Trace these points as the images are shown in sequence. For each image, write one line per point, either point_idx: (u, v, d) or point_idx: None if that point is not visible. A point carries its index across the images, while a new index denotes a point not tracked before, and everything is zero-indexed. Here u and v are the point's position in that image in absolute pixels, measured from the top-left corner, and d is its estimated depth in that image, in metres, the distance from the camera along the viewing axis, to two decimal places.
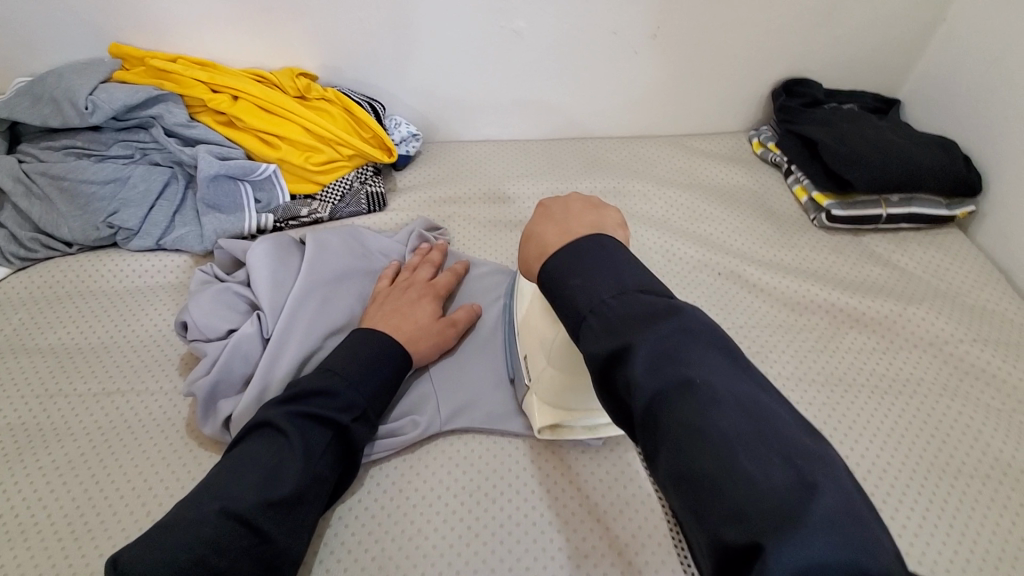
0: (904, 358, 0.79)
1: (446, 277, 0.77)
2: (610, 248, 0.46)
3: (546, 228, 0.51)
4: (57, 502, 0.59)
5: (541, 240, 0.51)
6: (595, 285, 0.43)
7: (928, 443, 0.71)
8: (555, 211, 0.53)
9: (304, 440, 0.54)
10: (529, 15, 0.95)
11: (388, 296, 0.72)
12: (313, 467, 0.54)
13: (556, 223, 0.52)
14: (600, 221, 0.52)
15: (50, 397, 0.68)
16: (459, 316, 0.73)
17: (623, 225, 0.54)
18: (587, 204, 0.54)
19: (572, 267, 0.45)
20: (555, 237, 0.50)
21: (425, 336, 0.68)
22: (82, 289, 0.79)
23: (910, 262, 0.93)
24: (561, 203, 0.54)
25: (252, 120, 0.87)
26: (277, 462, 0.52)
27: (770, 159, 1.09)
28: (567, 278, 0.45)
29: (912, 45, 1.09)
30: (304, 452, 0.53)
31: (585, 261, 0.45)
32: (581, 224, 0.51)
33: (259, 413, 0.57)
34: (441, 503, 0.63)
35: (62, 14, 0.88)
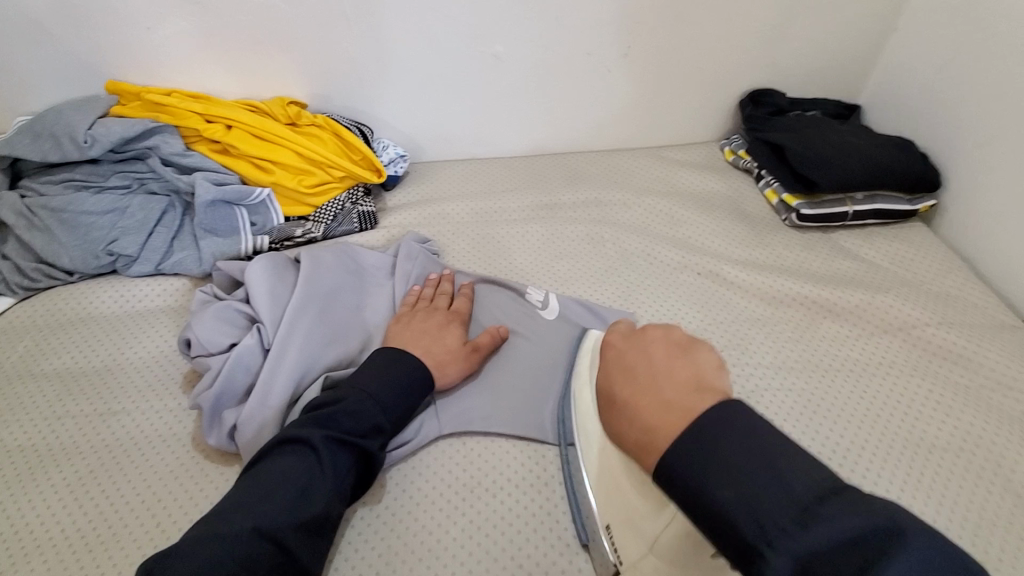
0: (877, 344, 0.84)
1: (462, 301, 0.80)
2: (741, 419, 0.44)
3: (645, 400, 0.51)
4: (68, 518, 0.61)
5: (646, 421, 0.50)
6: (749, 471, 0.41)
7: (903, 422, 0.75)
8: (642, 371, 0.54)
9: (334, 463, 0.56)
10: (507, 40, 1.01)
11: (414, 320, 0.75)
12: (339, 486, 0.56)
13: (651, 386, 0.52)
14: (700, 377, 0.50)
15: (57, 419, 0.69)
16: (484, 339, 0.76)
17: (721, 367, 0.52)
18: (674, 349, 0.55)
19: (705, 454, 0.43)
20: (671, 420, 0.47)
21: (454, 361, 0.71)
22: (85, 315, 0.81)
23: (878, 254, 0.98)
24: (643, 355, 0.56)
25: (246, 147, 0.91)
26: (307, 484, 0.54)
27: (742, 165, 1.14)
28: (706, 476, 0.42)
29: (867, 54, 1.17)
30: (332, 474, 0.55)
31: (713, 441, 0.43)
32: (681, 386, 0.50)
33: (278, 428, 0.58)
34: (442, 503, 0.65)
35: (60, 55, 0.92)
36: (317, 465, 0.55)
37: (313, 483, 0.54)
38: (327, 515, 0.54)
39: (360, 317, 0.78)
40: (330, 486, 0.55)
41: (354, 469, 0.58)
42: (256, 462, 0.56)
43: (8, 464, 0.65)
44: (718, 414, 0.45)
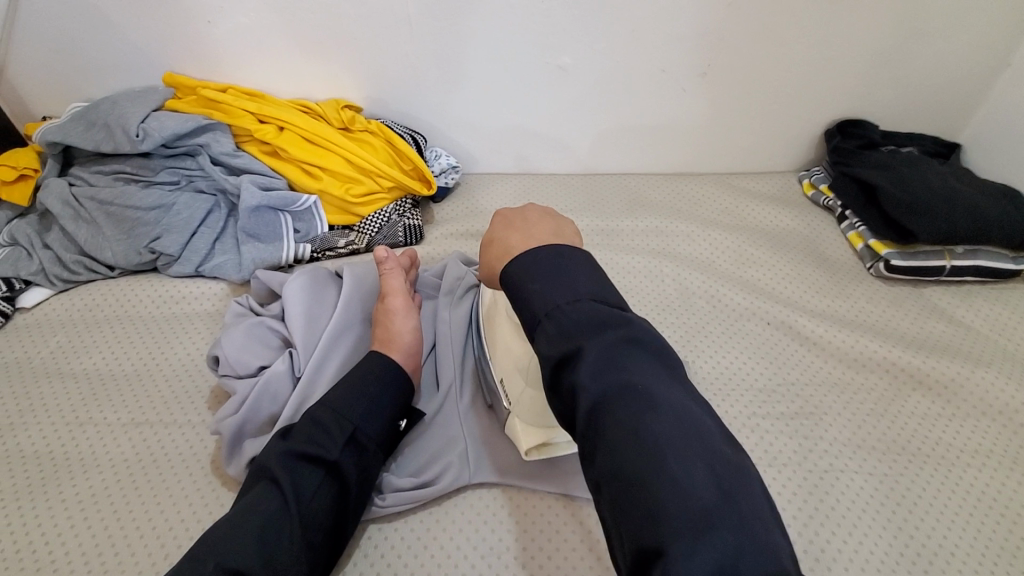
0: (974, 428, 0.73)
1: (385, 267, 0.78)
2: (573, 256, 0.47)
3: (510, 234, 0.54)
4: (76, 539, 0.58)
5: (504, 244, 0.54)
6: (556, 288, 0.44)
7: (1007, 527, 0.64)
8: (515, 219, 0.56)
9: (298, 487, 0.53)
10: (576, 52, 0.94)
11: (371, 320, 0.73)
12: (308, 514, 0.52)
13: (515, 228, 0.55)
14: (559, 228, 0.55)
15: (80, 425, 0.67)
16: (389, 281, 0.72)
17: (578, 232, 0.56)
18: (545, 212, 0.58)
19: (529, 273, 0.46)
20: (517, 243, 0.53)
21: (391, 315, 0.69)
22: (120, 313, 0.79)
23: (977, 318, 0.87)
24: (519, 214, 0.58)
25: (296, 151, 0.87)
26: (269, 514, 0.51)
27: (822, 202, 1.04)
28: (525, 282, 0.46)
29: (975, 88, 1.04)
30: (301, 500, 0.53)
31: (537, 268, 0.46)
32: (542, 231, 0.54)
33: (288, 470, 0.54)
34: (468, 565, 0.59)
35: (121, 44, 0.91)
36: (282, 494, 0.52)
37: (276, 515, 0.51)
38: (299, 544, 0.51)
39: None
40: (294, 515, 0.52)
41: (330, 494, 0.55)
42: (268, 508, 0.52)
43: (24, 471, 0.63)
44: (557, 248, 0.47)
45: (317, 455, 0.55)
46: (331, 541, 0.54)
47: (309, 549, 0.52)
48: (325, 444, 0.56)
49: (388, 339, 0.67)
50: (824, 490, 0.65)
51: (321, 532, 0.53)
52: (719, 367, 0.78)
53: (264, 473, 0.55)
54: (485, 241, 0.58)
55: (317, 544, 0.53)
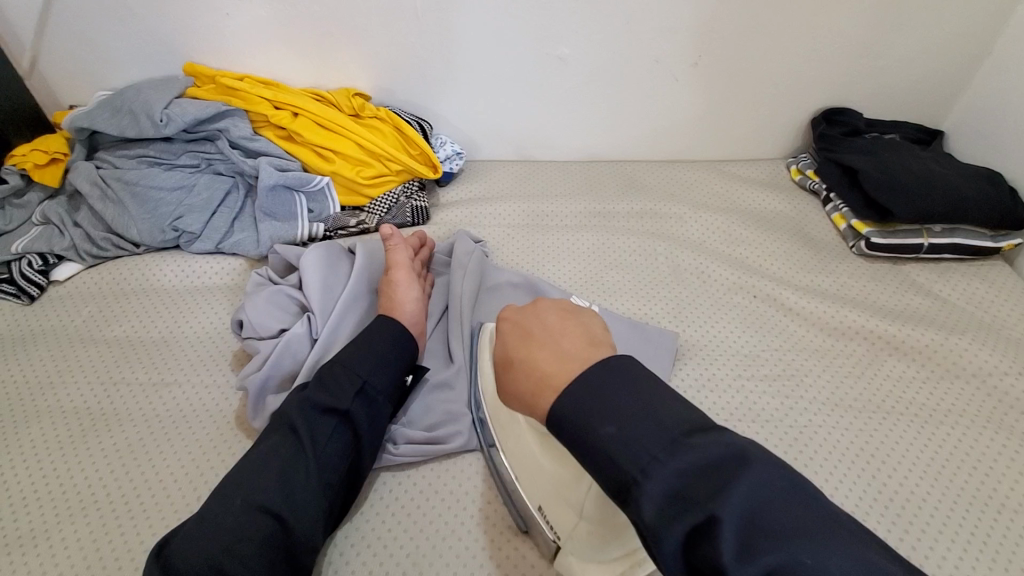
0: (946, 390, 0.78)
1: None
2: (621, 366, 0.43)
3: (538, 352, 0.47)
4: (114, 483, 0.63)
5: (537, 367, 0.46)
6: (631, 427, 0.39)
7: (972, 477, 0.69)
8: (534, 329, 0.50)
9: (316, 435, 0.58)
10: (573, 42, 0.99)
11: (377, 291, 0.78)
12: (325, 459, 0.58)
13: (540, 342, 0.48)
14: (589, 334, 0.49)
15: (114, 385, 0.72)
16: (394, 255, 0.77)
17: (606, 329, 0.51)
18: (563, 313, 0.52)
19: (593, 408, 0.41)
20: (554, 367, 0.45)
21: (395, 286, 0.74)
22: (146, 287, 0.85)
23: (953, 292, 0.92)
24: (535, 320, 0.51)
25: (310, 135, 0.92)
26: (291, 458, 0.56)
27: (809, 186, 1.09)
28: (587, 423, 0.41)
29: (954, 77, 1.09)
30: (319, 446, 0.58)
31: (600, 395, 0.41)
32: (575, 340, 0.48)
33: (307, 417, 0.59)
34: (473, 509, 0.65)
35: (144, 35, 0.96)
36: (302, 441, 0.58)
37: (297, 459, 0.57)
38: (318, 485, 0.56)
39: None
40: (312, 459, 0.57)
41: (345, 442, 0.60)
42: (289, 450, 0.57)
43: (64, 424, 0.68)
44: (604, 371, 0.43)
45: (333, 408, 0.60)
46: (347, 482, 0.60)
47: (327, 490, 0.57)
48: (341, 395, 0.61)
49: (390, 305, 0.72)
50: (803, 444, 0.70)
51: (338, 475, 0.58)
52: (708, 335, 0.83)
53: (285, 422, 0.60)
54: (502, 360, 0.51)
55: (334, 484, 0.58)
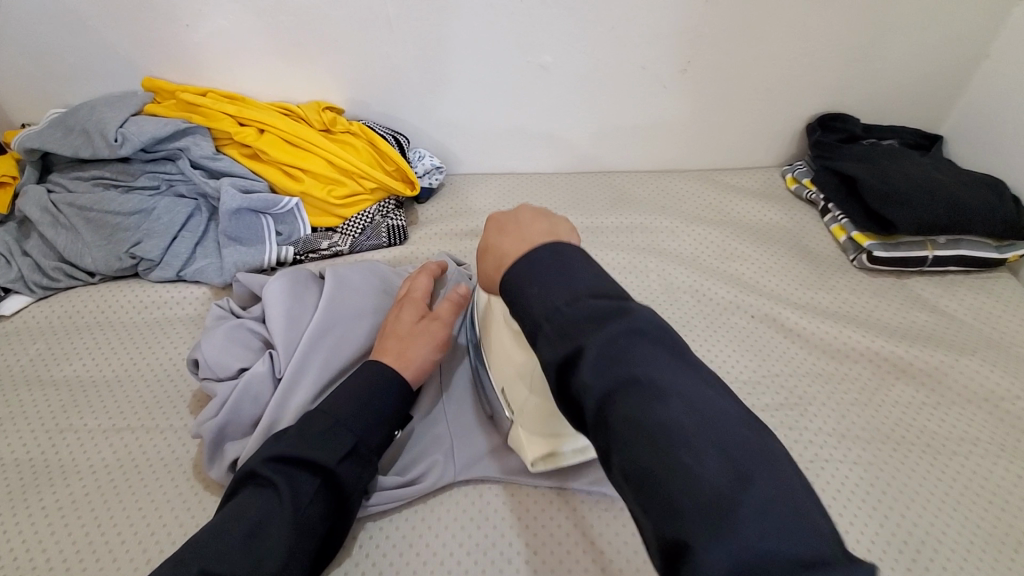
0: (959, 416, 0.73)
1: (423, 281, 0.74)
2: (572, 257, 0.43)
3: (502, 239, 0.49)
4: (56, 547, 0.57)
5: (499, 249, 0.49)
6: (553, 290, 0.41)
7: (991, 513, 0.64)
8: (507, 223, 0.51)
9: (291, 487, 0.52)
10: (556, 50, 0.94)
11: (390, 324, 0.68)
12: (299, 516, 0.51)
13: (510, 233, 0.49)
14: (554, 228, 0.49)
15: (60, 432, 0.66)
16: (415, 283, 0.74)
17: (577, 230, 0.51)
18: (538, 212, 0.52)
19: (528, 274, 0.42)
20: (511, 251, 0.48)
21: (428, 339, 0.66)
22: (102, 320, 0.79)
23: (959, 307, 0.87)
24: (512, 217, 0.51)
25: (276, 153, 0.87)
26: (263, 515, 0.50)
27: (805, 196, 1.04)
28: (522, 287, 0.42)
29: (953, 80, 1.05)
30: (293, 501, 0.52)
31: (542, 268, 0.42)
32: (536, 232, 0.48)
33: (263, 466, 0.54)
34: (457, 564, 0.59)
35: (100, 49, 0.90)
36: (274, 497, 0.52)
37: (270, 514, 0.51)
38: (290, 548, 0.50)
39: None
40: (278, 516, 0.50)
41: (322, 495, 0.54)
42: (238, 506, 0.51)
43: (3, 479, 0.62)
44: (543, 250, 0.43)
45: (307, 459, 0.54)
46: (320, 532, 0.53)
47: (300, 551, 0.51)
48: (307, 442, 0.55)
49: (390, 329, 0.67)
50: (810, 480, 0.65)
51: (306, 528, 0.52)
52: (704, 360, 0.78)
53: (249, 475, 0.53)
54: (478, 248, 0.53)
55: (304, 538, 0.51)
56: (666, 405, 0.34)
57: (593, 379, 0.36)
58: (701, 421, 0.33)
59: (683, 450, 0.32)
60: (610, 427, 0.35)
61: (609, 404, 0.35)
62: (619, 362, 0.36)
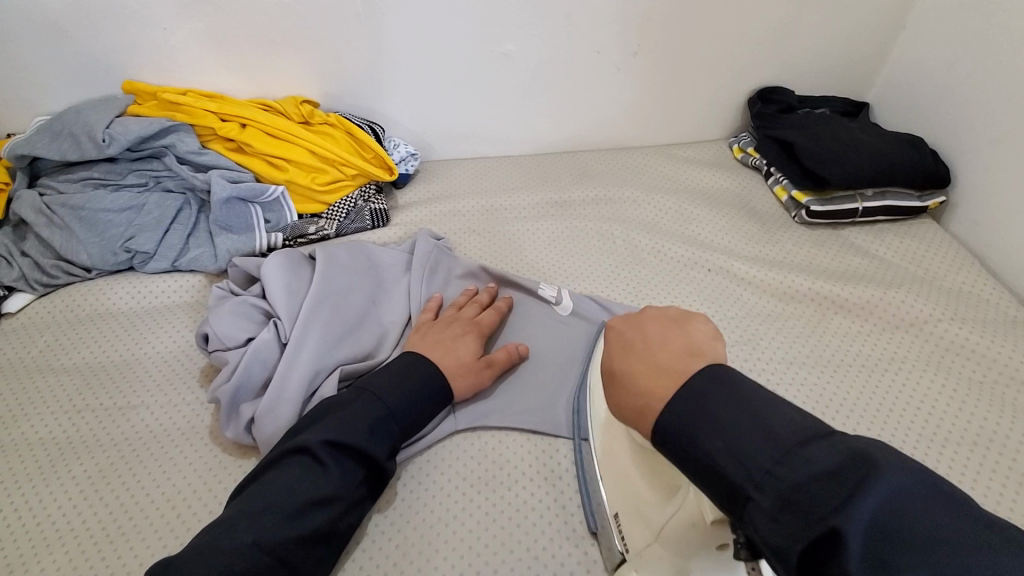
0: (889, 340, 0.83)
1: (490, 317, 0.78)
2: (721, 377, 0.43)
3: (637, 364, 0.48)
4: (89, 509, 0.62)
5: (636, 380, 0.47)
6: (747, 439, 0.39)
7: (917, 418, 0.74)
8: (633, 339, 0.51)
9: (340, 470, 0.58)
10: (517, 39, 1.02)
11: (433, 329, 0.74)
12: (346, 495, 0.58)
13: (643, 354, 0.49)
14: (692, 344, 0.48)
15: (77, 413, 0.70)
16: (482, 318, 0.77)
17: (717, 334, 0.50)
18: (667, 322, 0.52)
19: (693, 418, 0.42)
20: (653, 385, 0.46)
21: (479, 383, 0.71)
22: (102, 311, 0.82)
23: (889, 251, 0.98)
24: (637, 329, 0.52)
25: (260, 145, 0.92)
26: (314, 492, 0.56)
27: (751, 162, 1.15)
28: (692, 429, 0.41)
29: (875, 51, 1.17)
30: (339, 482, 0.57)
31: (695, 406, 0.42)
32: (671, 351, 0.48)
33: (296, 436, 0.60)
34: (460, 495, 0.66)
35: (79, 56, 0.93)
36: (323, 473, 0.57)
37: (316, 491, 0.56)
38: (331, 521, 0.56)
39: (377, 310, 0.79)
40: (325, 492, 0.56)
41: (364, 479, 0.60)
42: (274, 467, 0.58)
43: (31, 457, 0.66)
44: (706, 379, 0.43)
45: (352, 446, 0.58)
46: (362, 501, 0.60)
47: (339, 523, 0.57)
48: (339, 423, 0.60)
49: (448, 350, 0.71)
50: None
51: (347, 501, 0.58)
52: None
53: (299, 452, 0.58)
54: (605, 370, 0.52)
55: (346, 509, 0.58)
56: (929, 522, 0.32)
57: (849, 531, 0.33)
58: (975, 565, 0.30)
59: (944, 553, 0.31)
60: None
61: (884, 562, 0.31)
62: (887, 542, 0.32)
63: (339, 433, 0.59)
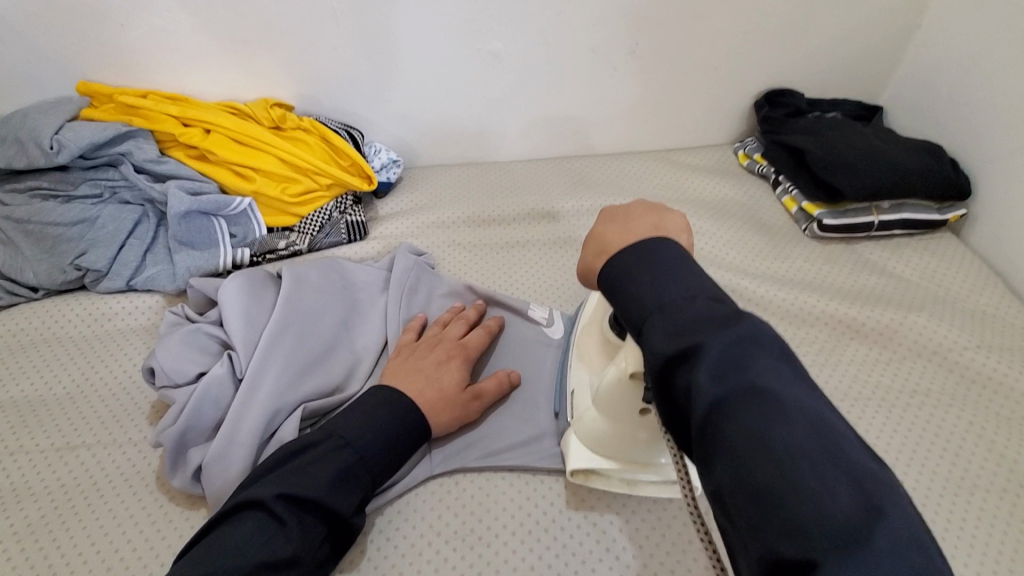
0: (910, 369, 0.76)
1: (477, 337, 0.71)
2: (677, 252, 0.43)
3: (608, 227, 0.48)
4: (15, 571, 0.55)
5: (603, 238, 0.48)
6: (670, 282, 0.40)
7: (942, 460, 0.67)
8: (618, 211, 0.50)
9: (299, 527, 0.51)
10: (506, 37, 0.94)
11: (413, 354, 0.66)
12: (306, 556, 0.50)
13: (618, 222, 0.49)
14: (663, 223, 0.48)
15: (11, 455, 0.63)
16: (468, 339, 0.70)
17: (688, 227, 0.50)
18: (649, 206, 0.51)
19: (638, 266, 0.42)
20: (617, 241, 0.47)
21: (463, 417, 0.64)
22: (48, 336, 0.75)
23: (907, 269, 0.91)
24: (622, 207, 0.51)
25: (226, 153, 0.85)
26: (269, 555, 0.48)
27: (758, 170, 1.07)
28: (630, 275, 0.42)
29: (890, 51, 1.09)
30: (297, 543, 0.50)
31: (650, 258, 0.42)
32: (644, 224, 0.48)
33: (248, 489, 0.52)
34: (435, 551, 0.59)
35: (29, 54, 0.86)
36: (280, 531, 0.50)
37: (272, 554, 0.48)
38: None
39: (349, 334, 0.72)
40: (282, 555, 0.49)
41: (327, 537, 0.52)
42: (221, 527, 0.50)
43: None
44: (660, 242, 0.43)
45: (313, 499, 0.51)
46: (325, 564, 0.53)
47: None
48: (297, 474, 0.53)
49: (430, 381, 0.63)
50: None
51: (307, 565, 0.50)
52: None
53: (251, 508, 0.51)
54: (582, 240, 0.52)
55: (307, 574, 0.50)
56: (788, 426, 0.33)
57: (709, 387, 0.34)
58: (817, 437, 0.32)
59: (805, 470, 0.31)
60: (727, 445, 0.33)
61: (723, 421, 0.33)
62: (743, 378, 0.34)
63: (298, 484, 0.52)
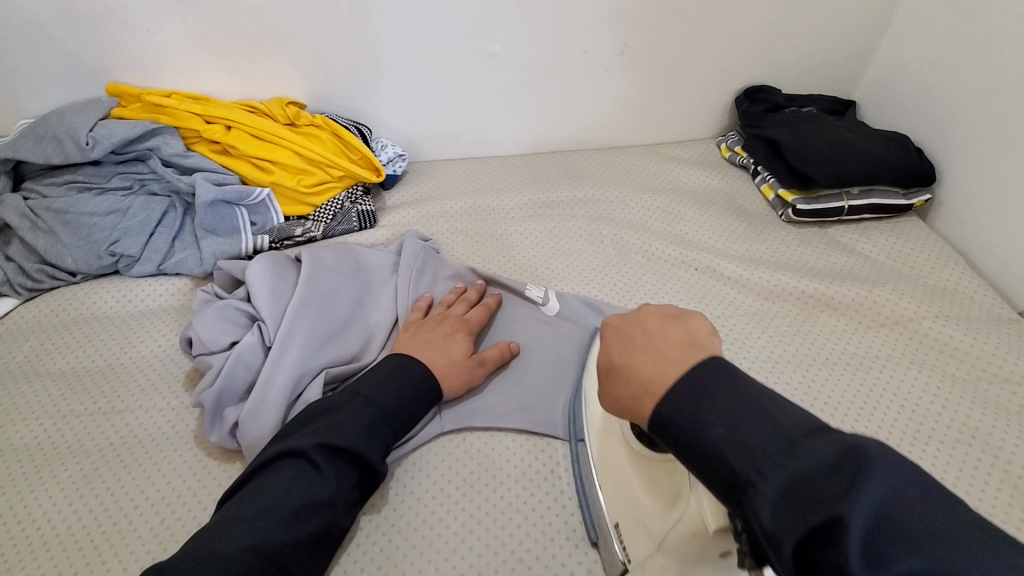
0: (874, 338, 0.84)
1: (478, 313, 0.78)
2: (730, 375, 0.41)
3: (636, 357, 0.46)
4: (74, 515, 0.61)
5: (636, 374, 0.45)
6: (746, 424, 0.38)
7: (900, 415, 0.75)
8: (633, 332, 0.48)
9: (335, 472, 0.57)
10: (503, 39, 1.02)
11: (423, 328, 0.74)
12: (341, 497, 0.57)
13: (643, 347, 0.46)
14: (691, 333, 0.46)
15: (61, 418, 0.70)
16: (471, 316, 0.77)
17: (715, 329, 0.47)
18: (666, 316, 0.48)
19: (692, 411, 0.40)
20: (657, 374, 0.44)
21: (472, 383, 0.71)
22: (87, 316, 0.82)
23: (875, 249, 0.99)
24: (638, 325, 0.49)
25: (246, 147, 0.92)
26: (310, 495, 0.55)
27: (739, 161, 1.15)
28: (700, 425, 0.39)
29: (861, 49, 1.17)
30: (333, 486, 0.56)
31: (708, 403, 0.40)
32: (673, 344, 0.45)
33: (287, 441, 0.58)
34: (447, 497, 0.66)
35: (62, 58, 0.93)
36: (320, 476, 0.56)
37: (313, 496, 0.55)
38: (323, 523, 0.55)
39: (364, 311, 0.79)
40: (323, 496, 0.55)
41: (358, 482, 0.59)
42: (264, 472, 0.56)
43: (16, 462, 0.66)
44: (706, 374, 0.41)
45: (348, 449, 0.58)
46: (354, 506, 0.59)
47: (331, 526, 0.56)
48: (332, 428, 0.59)
49: (440, 350, 0.71)
50: None
51: (341, 505, 0.57)
52: None
53: (293, 457, 0.57)
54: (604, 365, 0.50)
55: (341, 513, 0.57)
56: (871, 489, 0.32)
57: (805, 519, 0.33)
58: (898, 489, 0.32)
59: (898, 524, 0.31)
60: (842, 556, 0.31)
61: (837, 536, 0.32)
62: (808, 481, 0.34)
63: (334, 436, 0.58)
